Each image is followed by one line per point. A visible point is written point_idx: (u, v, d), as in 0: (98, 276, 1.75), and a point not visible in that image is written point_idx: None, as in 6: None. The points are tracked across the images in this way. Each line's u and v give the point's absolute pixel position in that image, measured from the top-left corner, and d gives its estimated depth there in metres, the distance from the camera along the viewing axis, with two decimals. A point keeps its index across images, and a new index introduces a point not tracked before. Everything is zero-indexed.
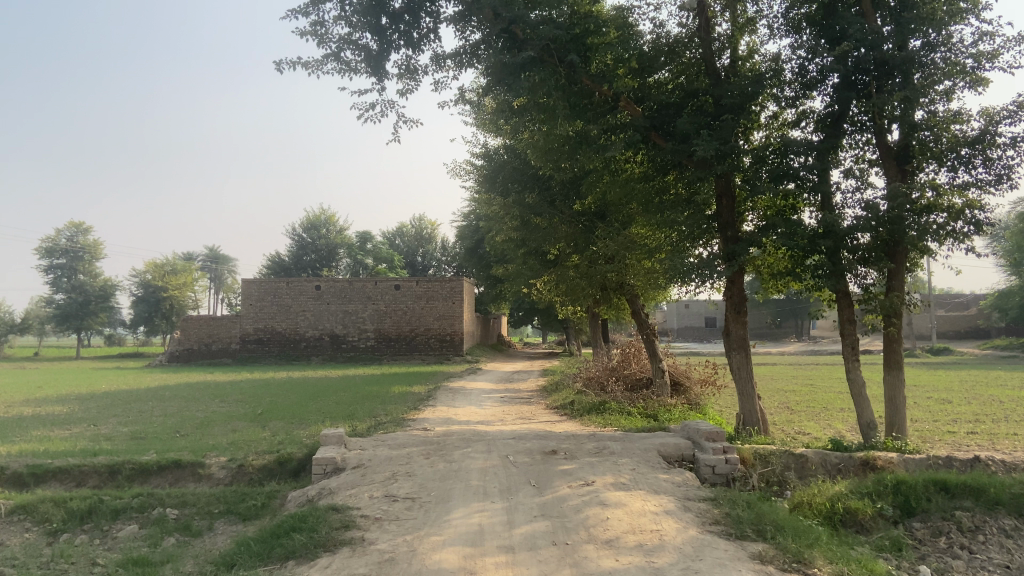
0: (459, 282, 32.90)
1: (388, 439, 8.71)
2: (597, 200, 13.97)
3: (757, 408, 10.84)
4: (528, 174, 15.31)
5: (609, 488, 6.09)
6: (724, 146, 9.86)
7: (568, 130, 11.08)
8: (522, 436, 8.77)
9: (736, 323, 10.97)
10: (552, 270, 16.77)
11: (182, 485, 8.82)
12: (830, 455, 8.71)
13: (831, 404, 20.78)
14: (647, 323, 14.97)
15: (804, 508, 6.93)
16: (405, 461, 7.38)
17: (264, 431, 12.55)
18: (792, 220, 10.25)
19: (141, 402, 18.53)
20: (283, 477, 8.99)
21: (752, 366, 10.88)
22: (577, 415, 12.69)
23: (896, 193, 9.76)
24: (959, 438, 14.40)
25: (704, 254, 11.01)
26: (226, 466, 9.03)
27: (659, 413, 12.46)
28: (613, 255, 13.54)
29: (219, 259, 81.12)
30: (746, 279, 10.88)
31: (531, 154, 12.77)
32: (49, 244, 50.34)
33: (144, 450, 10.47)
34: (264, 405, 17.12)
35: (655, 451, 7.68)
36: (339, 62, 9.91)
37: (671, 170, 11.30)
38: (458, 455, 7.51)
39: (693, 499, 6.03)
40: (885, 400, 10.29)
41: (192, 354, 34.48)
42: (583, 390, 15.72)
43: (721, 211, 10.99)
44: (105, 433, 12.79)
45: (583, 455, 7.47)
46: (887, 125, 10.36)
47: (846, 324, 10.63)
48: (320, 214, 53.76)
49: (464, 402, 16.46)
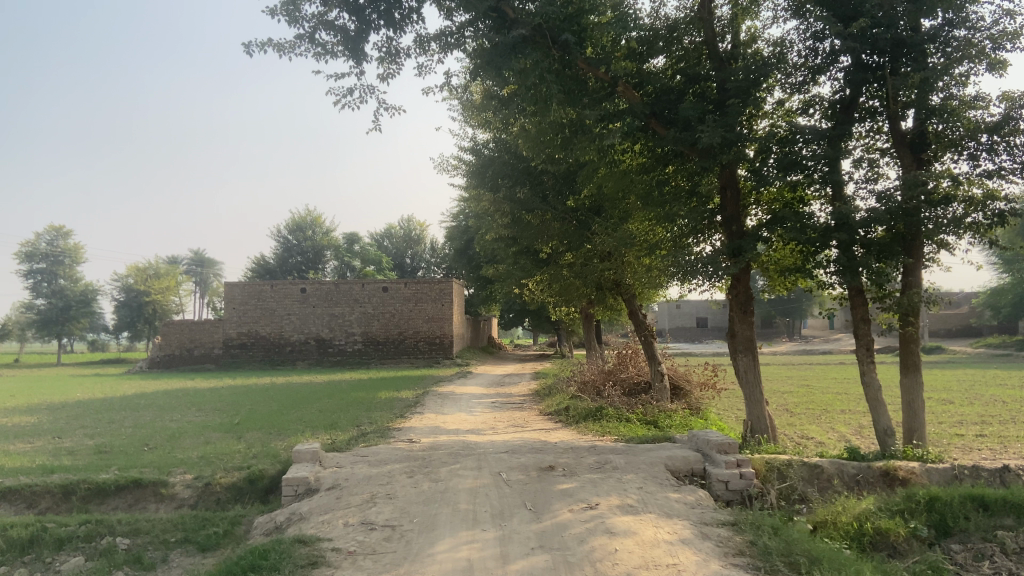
0: (448, 283, 32.12)
1: (368, 453, 7.95)
2: (592, 195, 13.24)
3: (766, 414, 10.13)
4: (519, 168, 14.57)
5: (616, 513, 5.36)
6: (730, 133, 9.15)
7: (561, 117, 10.34)
8: (515, 450, 8.03)
9: (741, 323, 10.23)
10: (545, 269, 16.06)
11: (142, 507, 8.05)
12: (848, 465, 8.07)
13: (830, 406, 20.19)
14: (644, 324, 14.30)
15: (829, 528, 6.26)
16: (385, 480, 6.63)
17: (239, 443, 11.78)
18: (800, 213, 9.61)
19: (115, 411, 17.70)
20: (253, 497, 8.25)
21: (760, 369, 10.16)
22: (573, 423, 11.96)
23: (913, 182, 9.08)
24: (970, 441, 13.79)
25: (707, 250, 10.31)
26: (191, 485, 8.30)
27: (659, 420, 11.77)
28: (611, 251, 12.85)
29: (205, 262, 79.86)
30: (752, 276, 10.18)
31: (523, 146, 12.03)
32: (30, 248, 49.06)
33: (105, 467, 9.70)
34: (244, 414, 16.33)
35: (662, 465, 6.97)
36: (314, 45, 9.17)
37: (672, 161, 10.59)
38: (445, 473, 6.76)
39: (711, 524, 5.32)
40: (902, 404, 9.62)
41: (174, 360, 33.52)
42: (578, 395, 14.98)
43: (725, 204, 10.22)
44: (69, 446, 11.98)
45: (583, 471, 6.74)
46: (902, 111, 9.71)
47: (860, 324, 9.88)
48: (306, 215, 52.75)
49: (453, 408, 15.71)
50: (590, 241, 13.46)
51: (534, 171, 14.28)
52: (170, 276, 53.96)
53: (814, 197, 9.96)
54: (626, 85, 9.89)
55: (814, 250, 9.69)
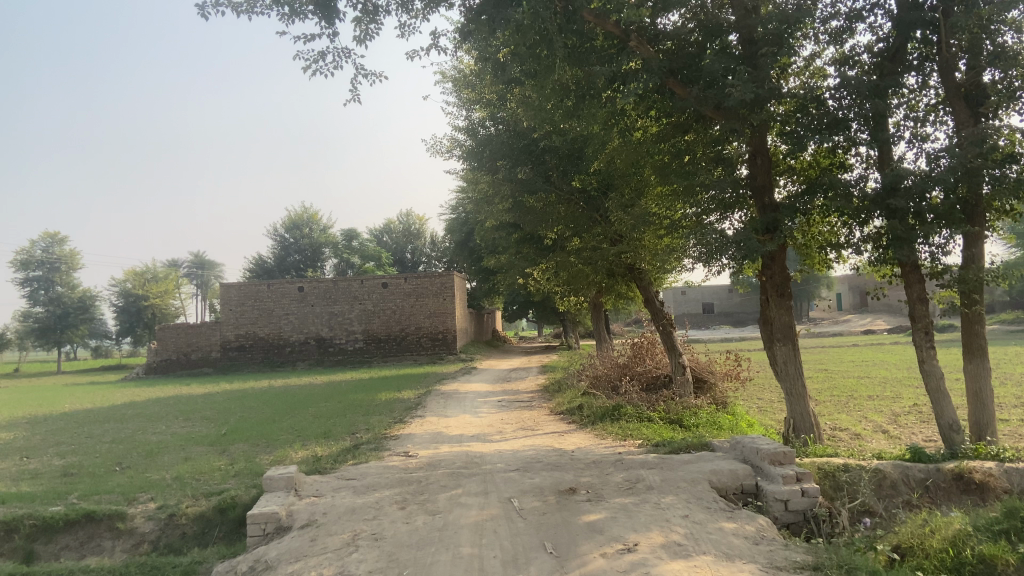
0: (450, 277, 31.00)
1: (356, 477, 6.77)
2: (601, 172, 12.06)
3: (809, 411, 8.94)
4: (518, 146, 12.84)
5: (662, 558, 4.17)
6: (762, 89, 7.87)
7: (564, 80, 9.14)
8: (528, 466, 6.84)
9: (778, 309, 9.01)
10: (550, 256, 14.79)
11: (95, 547, 6.90)
12: (913, 469, 6.99)
13: (856, 392, 18.99)
14: (662, 313, 13.07)
15: (919, 557, 5.14)
16: (372, 514, 5.44)
17: (221, 458, 10.64)
18: (839, 178, 8.50)
19: (98, 423, 16.57)
20: (225, 529, 7.08)
21: (801, 359, 8.97)
22: (588, 425, 10.78)
23: (974, 138, 7.88)
24: (1020, 428, 12.54)
25: (735, 228, 9.08)
26: (154, 517, 7.13)
27: (685, 419, 10.58)
28: (626, 231, 11.60)
29: (205, 265, 78.21)
30: (789, 254, 8.97)
31: (523, 115, 10.79)
32: (25, 256, 48.03)
33: (65, 495, 8.54)
34: (233, 423, 15.17)
35: (706, 483, 5.77)
36: (280, 5, 8.01)
37: (692, 127, 9.38)
38: (444, 503, 5.56)
39: (786, 569, 4.14)
40: (969, 394, 8.45)
41: (171, 365, 32.33)
42: (591, 391, 13.77)
43: (755, 172, 9.00)
44: (34, 468, 10.85)
45: (611, 494, 5.54)
46: (955, 57, 8.49)
47: (917, 304, 8.57)
48: (302, 212, 51.30)
49: (457, 410, 14.50)
50: (601, 224, 12.47)
51: (536, 148, 12.74)
52: (167, 281, 52.77)
53: (853, 162, 8.80)
54: (641, 39, 8.52)
55: (859, 221, 8.57)
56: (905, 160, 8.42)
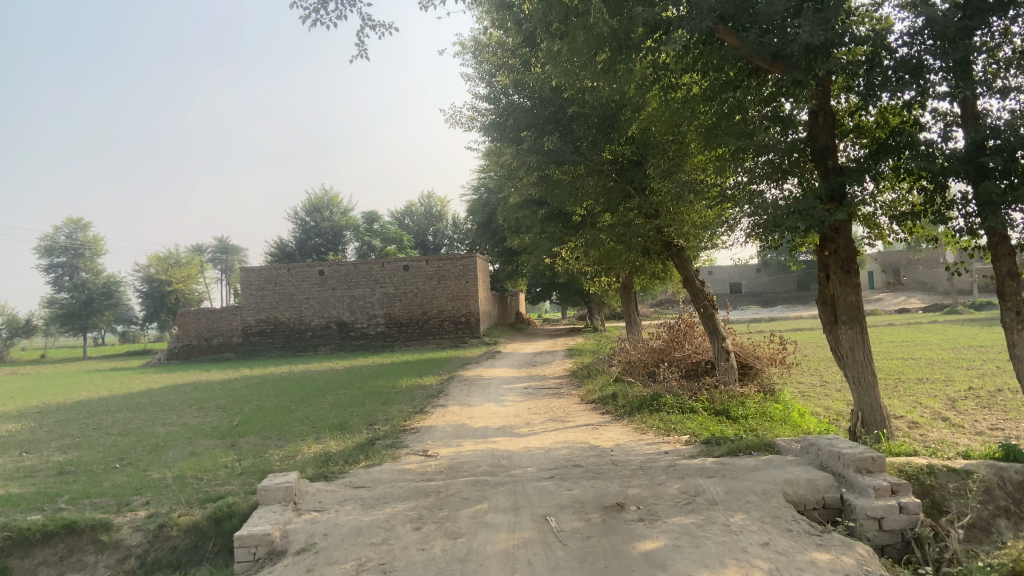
0: (472, 259, 30.06)
1: (365, 485, 5.91)
2: (637, 139, 11.08)
3: (879, 402, 7.93)
4: (544, 115, 11.84)
5: None
6: (830, 31, 6.79)
7: (600, 34, 8.13)
8: (563, 471, 5.93)
9: (842, 287, 7.96)
10: (579, 234, 13.77)
11: (77, 562, 6.13)
12: (1011, 469, 5.97)
13: (903, 375, 17.84)
14: (703, 293, 12.01)
15: None
16: (381, 538, 4.54)
17: (228, 454, 9.84)
18: (917, 136, 7.42)
19: (109, 413, 15.91)
20: (221, 541, 6.25)
21: (870, 344, 7.96)
22: (624, 416, 9.83)
23: None
24: None
25: (793, 194, 8.04)
26: (142, 528, 6.32)
27: (732, 409, 9.61)
28: (669, 202, 10.67)
29: (229, 249, 78.30)
30: (855, 226, 7.92)
31: (552, 75, 9.80)
32: (48, 242, 47.80)
33: (53, 499, 7.76)
34: (248, 413, 14.42)
35: (781, 497, 4.82)
36: None
37: (744, 83, 8.34)
38: (466, 522, 4.66)
39: None
40: None
41: (192, 351, 31.77)
42: (625, 378, 12.81)
43: (818, 132, 7.96)
44: (30, 464, 10.15)
45: (667, 511, 4.61)
46: None
47: (1007, 281, 7.48)
48: (322, 195, 50.60)
49: (480, 398, 13.63)
50: (636, 197, 11.49)
51: (564, 116, 11.66)
52: (191, 265, 52.45)
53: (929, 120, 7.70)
54: None
55: (939, 185, 7.51)
56: (991, 114, 7.29)
